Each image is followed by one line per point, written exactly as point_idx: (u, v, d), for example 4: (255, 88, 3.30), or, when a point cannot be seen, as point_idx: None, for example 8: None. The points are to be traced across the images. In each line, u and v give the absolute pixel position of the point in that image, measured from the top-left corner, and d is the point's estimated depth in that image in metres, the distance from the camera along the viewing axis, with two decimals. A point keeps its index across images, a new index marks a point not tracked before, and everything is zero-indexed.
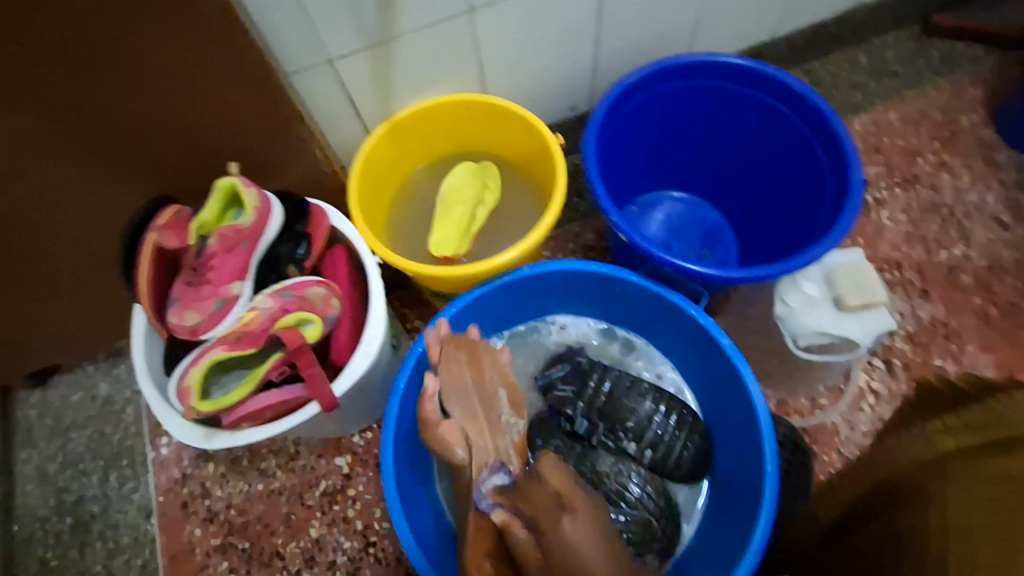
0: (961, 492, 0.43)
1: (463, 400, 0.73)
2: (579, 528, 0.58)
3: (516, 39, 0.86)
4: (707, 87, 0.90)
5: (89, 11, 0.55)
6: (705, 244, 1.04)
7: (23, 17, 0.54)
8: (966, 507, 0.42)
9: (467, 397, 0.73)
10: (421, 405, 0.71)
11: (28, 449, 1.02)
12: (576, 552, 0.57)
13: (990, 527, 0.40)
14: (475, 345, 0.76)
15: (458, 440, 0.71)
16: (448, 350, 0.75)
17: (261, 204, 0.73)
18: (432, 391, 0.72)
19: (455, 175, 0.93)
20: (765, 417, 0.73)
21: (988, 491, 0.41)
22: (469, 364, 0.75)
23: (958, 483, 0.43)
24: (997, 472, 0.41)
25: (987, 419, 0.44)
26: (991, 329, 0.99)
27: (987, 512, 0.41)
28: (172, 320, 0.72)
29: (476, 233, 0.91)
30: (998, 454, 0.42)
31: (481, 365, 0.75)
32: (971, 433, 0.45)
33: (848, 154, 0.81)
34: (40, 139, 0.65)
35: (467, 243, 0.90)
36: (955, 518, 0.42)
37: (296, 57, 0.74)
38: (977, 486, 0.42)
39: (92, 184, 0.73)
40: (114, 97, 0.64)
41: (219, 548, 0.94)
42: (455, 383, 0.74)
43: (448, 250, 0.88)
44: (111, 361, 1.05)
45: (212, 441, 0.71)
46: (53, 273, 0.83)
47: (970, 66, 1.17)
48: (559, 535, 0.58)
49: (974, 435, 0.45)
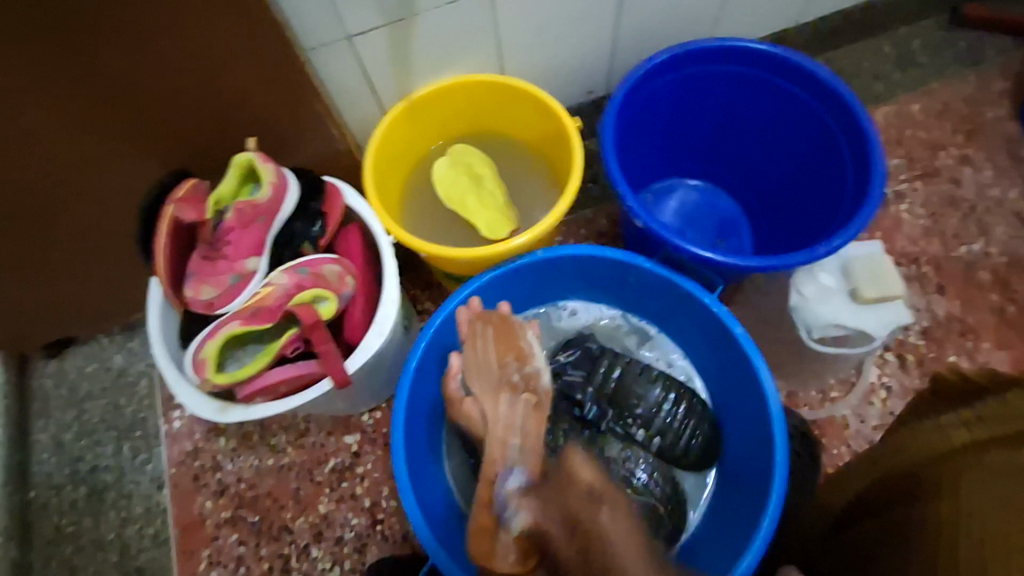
0: (975, 482, 0.43)
1: (482, 376, 0.71)
2: (622, 535, 0.55)
3: (537, 19, 0.85)
4: (726, 73, 0.89)
5: None
6: (720, 234, 1.03)
7: None
8: (979, 494, 0.42)
9: (486, 372, 0.71)
10: (447, 381, 0.73)
11: (44, 418, 1.04)
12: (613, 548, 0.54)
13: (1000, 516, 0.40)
14: (504, 320, 0.75)
15: (476, 414, 0.70)
16: (477, 324, 0.74)
17: (278, 179, 0.73)
18: (456, 368, 0.74)
19: (439, 184, 0.92)
20: (777, 407, 0.73)
21: (1004, 483, 0.41)
22: (494, 333, 0.74)
23: (970, 479, 0.43)
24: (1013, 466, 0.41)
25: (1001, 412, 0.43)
26: (1008, 327, 0.98)
27: (998, 509, 0.41)
28: (189, 293, 0.73)
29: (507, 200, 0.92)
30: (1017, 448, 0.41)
31: (509, 344, 0.73)
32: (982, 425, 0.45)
33: (871, 144, 0.79)
34: (57, 109, 0.65)
35: (508, 208, 0.91)
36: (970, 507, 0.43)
37: (315, 34, 0.73)
38: (989, 480, 0.42)
39: (113, 157, 0.73)
40: (132, 68, 0.63)
41: (229, 520, 0.96)
42: (477, 359, 0.72)
43: (503, 228, 0.88)
44: (125, 335, 1.07)
45: (226, 414, 0.72)
46: (70, 245, 0.84)
47: (998, 58, 1.14)
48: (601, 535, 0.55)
49: (989, 430, 0.44)
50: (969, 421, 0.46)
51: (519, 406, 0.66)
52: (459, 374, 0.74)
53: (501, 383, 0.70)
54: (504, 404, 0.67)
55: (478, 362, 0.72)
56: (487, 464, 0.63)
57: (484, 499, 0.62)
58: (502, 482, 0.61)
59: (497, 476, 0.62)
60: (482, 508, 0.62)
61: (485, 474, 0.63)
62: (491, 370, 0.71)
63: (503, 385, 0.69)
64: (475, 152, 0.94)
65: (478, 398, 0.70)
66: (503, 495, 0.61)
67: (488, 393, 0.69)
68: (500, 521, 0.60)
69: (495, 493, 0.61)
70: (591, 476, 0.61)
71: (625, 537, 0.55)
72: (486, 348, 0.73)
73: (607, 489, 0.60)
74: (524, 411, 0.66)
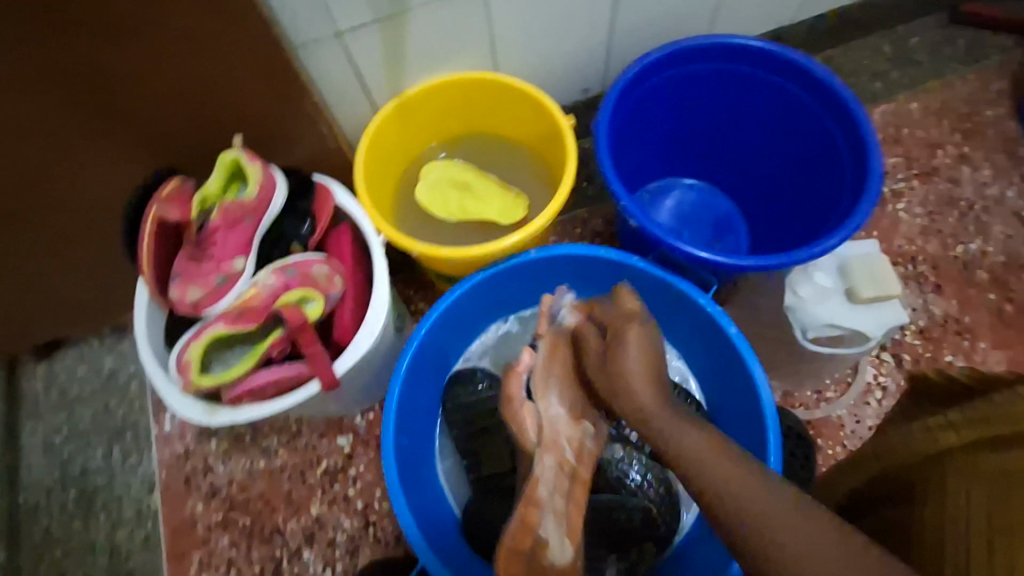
0: (960, 491, 0.42)
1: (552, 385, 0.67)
2: (638, 365, 0.61)
3: (530, 16, 0.84)
4: (725, 70, 0.88)
5: None
6: (716, 234, 1.02)
7: None
8: (966, 503, 0.41)
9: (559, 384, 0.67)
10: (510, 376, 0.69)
11: (33, 421, 1.03)
12: (628, 376, 0.60)
13: (988, 519, 0.40)
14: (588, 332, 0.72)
15: (532, 426, 0.66)
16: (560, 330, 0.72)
17: (265, 178, 0.71)
18: (524, 365, 0.71)
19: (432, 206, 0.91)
20: (771, 407, 0.72)
21: (991, 487, 0.40)
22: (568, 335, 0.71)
23: (956, 483, 0.42)
24: (1004, 468, 0.40)
25: (990, 413, 0.43)
26: (1006, 327, 0.98)
27: (983, 517, 0.40)
28: (174, 294, 0.71)
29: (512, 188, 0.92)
30: (1002, 452, 0.40)
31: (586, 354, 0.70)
32: (972, 427, 0.43)
33: (869, 142, 0.79)
34: (42, 107, 0.63)
35: (517, 193, 0.92)
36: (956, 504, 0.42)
37: (305, 30, 0.72)
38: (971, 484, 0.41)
39: (99, 157, 0.72)
40: (119, 67, 0.62)
41: (220, 523, 0.95)
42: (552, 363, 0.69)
43: (520, 211, 0.90)
44: (116, 336, 1.06)
45: (213, 417, 0.70)
46: (57, 245, 0.83)
47: (996, 56, 1.13)
48: (621, 368, 0.61)
49: (976, 432, 0.43)
50: (958, 424, 0.45)
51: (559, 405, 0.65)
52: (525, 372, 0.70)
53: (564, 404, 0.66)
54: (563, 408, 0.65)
55: (547, 370, 0.68)
56: (535, 481, 0.59)
57: (525, 517, 0.57)
58: (546, 508, 0.57)
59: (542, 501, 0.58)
60: (521, 527, 0.56)
61: (531, 493, 0.58)
62: (557, 374, 0.67)
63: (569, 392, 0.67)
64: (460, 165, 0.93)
65: (540, 406, 0.66)
66: (548, 518, 0.57)
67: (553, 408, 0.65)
68: (538, 543, 0.56)
69: (540, 518, 0.57)
70: (638, 365, 0.61)
71: (639, 369, 0.60)
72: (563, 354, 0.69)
73: (649, 386, 0.60)
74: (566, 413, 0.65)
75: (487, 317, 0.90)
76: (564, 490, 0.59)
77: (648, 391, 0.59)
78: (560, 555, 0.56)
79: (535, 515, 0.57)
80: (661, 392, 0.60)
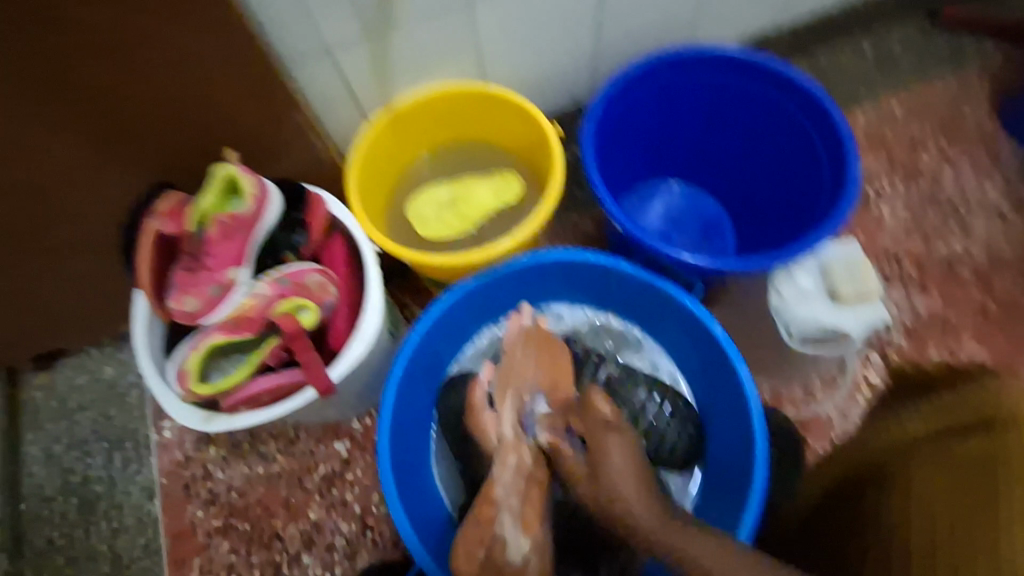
0: (924, 483, 0.43)
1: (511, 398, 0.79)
2: (621, 460, 0.63)
3: (516, 27, 0.86)
4: (708, 79, 0.90)
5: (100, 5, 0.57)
6: (704, 236, 1.04)
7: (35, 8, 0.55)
8: (927, 492, 0.43)
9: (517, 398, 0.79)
10: (473, 389, 0.82)
11: (34, 431, 1.04)
12: (615, 475, 0.61)
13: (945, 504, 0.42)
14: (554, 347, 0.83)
15: (493, 428, 0.78)
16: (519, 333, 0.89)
17: (260, 191, 0.73)
18: (485, 379, 0.83)
19: (435, 231, 0.93)
20: (756, 404, 0.74)
21: (950, 472, 0.42)
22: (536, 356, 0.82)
23: (918, 466, 0.44)
24: (959, 455, 0.42)
25: (953, 403, 0.45)
26: (989, 323, 1.00)
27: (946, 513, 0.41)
28: (172, 304, 0.72)
29: (497, 177, 0.95)
30: (963, 438, 0.43)
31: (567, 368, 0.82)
32: (937, 415, 0.45)
33: (846, 146, 0.81)
34: (42, 124, 0.65)
35: (506, 176, 0.95)
36: (925, 489, 0.43)
37: (296, 46, 0.74)
38: (935, 470, 0.43)
39: (97, 172, 0.74)
40: (116, 85, 0.64)
41: (220, 528, 0.97)
42: (511, 376, 0.81)
43: (515, 192, 0.94)
44: (115, 346, 1.07)
45: (210, 424, 0.73)
46: (55, 257, 0.84)
47: (977, 58, 1.16)
48: (604, 467, 0.63)
49: (939, 418, 0.45)
50: (922, 413, 0.47)
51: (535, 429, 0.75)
52: (485, 384, 0.83)
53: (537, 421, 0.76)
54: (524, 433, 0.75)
55: (503, 380, 0.81)
56: (492, 482, 0.71)
57: (486, 509, 0.69)
58: (503, 510, 0.68)
59: (501, 499, 0.69)
60: (482, 516, 0.68)
61: (488, 492, 0.70)
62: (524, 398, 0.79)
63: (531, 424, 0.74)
64: (446, 183, 0.95)
65: (500, 415, 0.78)
66: (506, 511, 0.68)
67: (511, 417, 0.78)
68: (495, 538, 0.66)
69: (494, 514, 0.68)
70: (622, 466, 0.63)
71: (622, 461, 0.63)
72: (518, 368, 0.82)
73: (637, 490, 0.60)
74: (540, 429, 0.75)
75: (479, 322, 0.91)
76: (519, 492, 0.70)
77: (631, 490, 0.60)
78: (517, 549, 0.66)
79: (493, 511, 0.68)
80: (644, 488, 0.61)
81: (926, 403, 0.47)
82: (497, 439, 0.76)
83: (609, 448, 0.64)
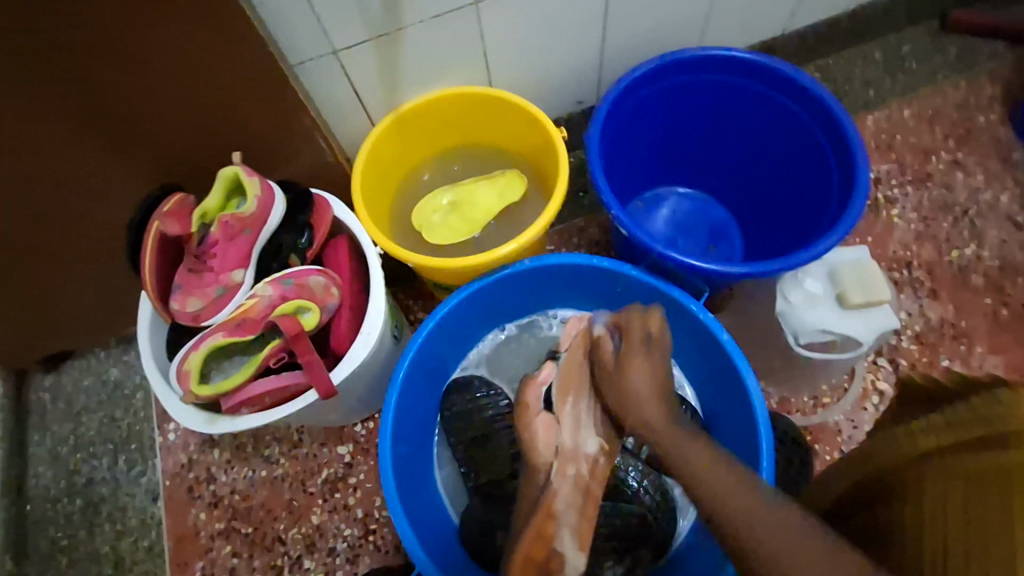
0: (939, 500, 0.42)
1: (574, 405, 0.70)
2: (642, 382, 0.65)
3: (522, 32, 0.86)
4: (715, 82, 0.89)
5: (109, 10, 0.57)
6: (711, 241, 1.03)
7: (45, 12, 0.56)
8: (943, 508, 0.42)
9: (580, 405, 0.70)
10: (529, 386, 0.75)
11: (41, 432, 1.05)
12: (634, 391, 0.64)
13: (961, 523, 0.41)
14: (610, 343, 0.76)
15: (549, 437, 0.70)
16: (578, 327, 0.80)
17: (263, 192, 0.73)
18: (544, 376, 0.75)
19: (446, 237, 0.93)
20: (763, 411, 0.73)
21: (966, 490, 0.40)
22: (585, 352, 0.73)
23: (932, 483, 0.43)
24: (971, 471, 0.40)
25: (966, 416, 0.42)
26: (1002, 331, 0.98)
27: (961, 532, 0.41)
28: (175, 305, 0.74)
29: (498, 178, 0.95)
30: (977, 453, 0.40)
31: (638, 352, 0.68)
32: (951, 428, 0.42)
33: (855, 150, 0.80)
34: (51, 127, 0.66)
35: (507, 174, 0.95)
36: (935, 503, 0.43)
37: (302, 50, 0.75)
38: (951, 489, 0.42)
39: (106, 174, 0.74)
40: (124, 88, 0.65)
41: (222, 531, 0.96)
42: (569, 375, 0.72)
43: (518, 189, 0.94)
44: (122, 348, 1.08)
45: (213, 426, 0.73)
46: (64, 259, 0.85)
47: (988, 64, 1.14)
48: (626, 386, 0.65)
49: (954, 433, 0.42)
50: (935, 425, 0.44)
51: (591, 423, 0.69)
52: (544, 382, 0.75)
53: (597, 428, 0.69)
54: (586, 440, 0.68)
55: (563, 382, 0.72)
56: (552, 495, 0.64)
57: (542, 527, 0.62)
58: (562, 528, 0.63)
59: (558, 515, 0.63)
60: (538, 537, 0.62)
61: (549, 505, 0.63)
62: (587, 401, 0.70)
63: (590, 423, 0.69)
64: (450, 189, 0.95)
65: (561, 420, 0.70)
66: (565, 527, 0.63)
67: (571, 424, 0.69)
68: (553, 553, 0.62)
69: (554, 528, 0.62)
70: (646, 389, 0.65)
71: (643, 383, 0.65)
72: (582, 368, 0.72)
73: (655, 403, 0.64)
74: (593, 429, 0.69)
75: (484, 326, 0.91)
76: (577, 507, 0.64)
77: (649, 400, 0.64)
78: (573, 569, 0.63)
79: (553, 529, 0.62)
80: (665, 406, 0.64)
81: (940, 414, 0.45)
82: (552, 447, 0.69)
83: (633, 372, 0.65)
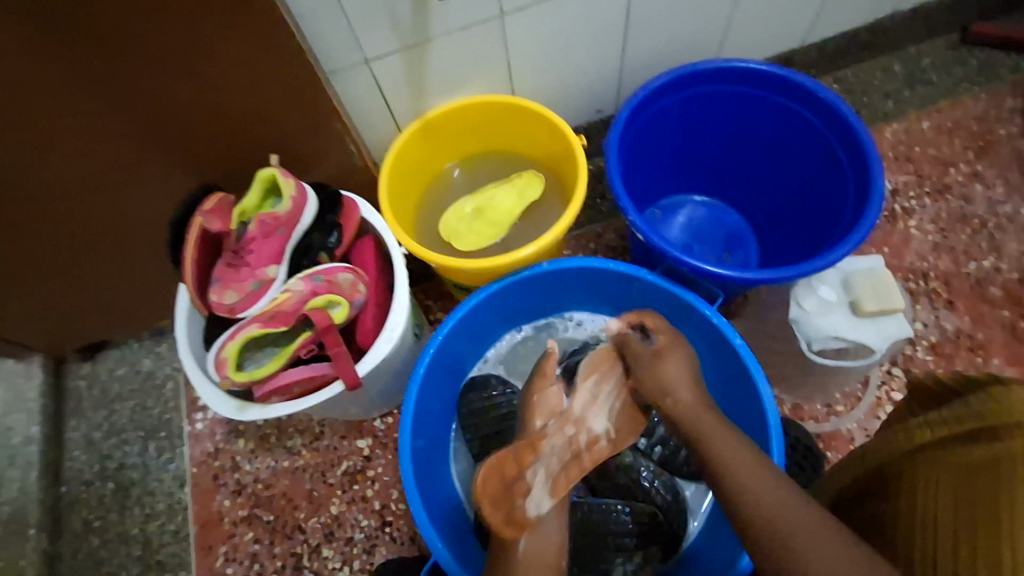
0: (933, 495, 0.44)
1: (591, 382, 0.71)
2: (680, 373, 0.68)
3: (545, 42, 0.90)
4: (733, 92, 0.91)
5: (162, 20, 0.62)
6: (726, 248, 1.05)
7: (104, 21, 0.60)
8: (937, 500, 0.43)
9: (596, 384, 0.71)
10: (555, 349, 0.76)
11: (76, 417, 1.10)
12: (673, 380, 0.67)
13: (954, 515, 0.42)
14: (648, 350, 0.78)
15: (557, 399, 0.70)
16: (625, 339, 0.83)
17: (298, 193, 0.77)
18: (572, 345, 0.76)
19: (476, 244, 0.95)
20: (774, 414, 0.74)
21: (960, 483, 0.42)
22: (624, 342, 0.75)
23: (928, 473, 0.45)
24: (966, 463, 0.42)
25: (960, 412, 0.44)
26: (1020, 343, 0.97)
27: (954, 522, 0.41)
28: (213, 297, 0.78)
29: (514, 181, 0.98)
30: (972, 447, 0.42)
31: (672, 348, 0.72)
32: (947, 422, 0.45)
33: (871, 160, 0.81)
34: (103, 128, 0.71)
35: (521, 175, 0.98)
36: (928, 495, 0.44)
37: (336, 58, 0.79)
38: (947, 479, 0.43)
39: (150, 173, 0.79)
40: (171, 92, 0.69)
41: (245, 518, 1.00)
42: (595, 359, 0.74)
43: (535, 188, 0.97)
44: (154, 339, 1.13)
45: (243, 413, 0.76)
46: (107, 252, 0.90)
47: (1010, 77, 1.15)
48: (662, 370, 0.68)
49: (948, 427, 0.44)
50: (932, 420, 0.46)
51: (600, 399, 0.70)
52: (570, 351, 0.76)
53: (612, 412, 0.70)
54: (592, 413, 0.69)
55: (594, 361, 0.73)
56: (541, 435, 0.66)
57: (521, 456, 0.64)
58: (540, 467, 0.64)
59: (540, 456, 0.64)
60: (514, 462, 0.63)
61: (535, 442, 0.65)
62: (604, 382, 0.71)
63: (600, 402, 0.70)
64: (471, 197, 0.98)
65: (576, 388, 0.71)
66: (543, 467, 0.64)
67: (587, 397, 0.70)
68: (521, 481, 0.63)
69: (531, 462, 0.64)
70: (680, 378, 0.68)
71: (679, 375, 0.68)
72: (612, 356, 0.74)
73: (689, 388, 0.67)
74: (601, 406, 0.70)
75: (501, 327, 0.94)
76: (563, 461, 0.65)
77: (682, 386, 0.67)
78: (535, 506, 0.62)
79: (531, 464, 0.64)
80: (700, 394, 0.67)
81: (936, 411, 0.47)
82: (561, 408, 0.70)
83: (669, 356, 0.69)
